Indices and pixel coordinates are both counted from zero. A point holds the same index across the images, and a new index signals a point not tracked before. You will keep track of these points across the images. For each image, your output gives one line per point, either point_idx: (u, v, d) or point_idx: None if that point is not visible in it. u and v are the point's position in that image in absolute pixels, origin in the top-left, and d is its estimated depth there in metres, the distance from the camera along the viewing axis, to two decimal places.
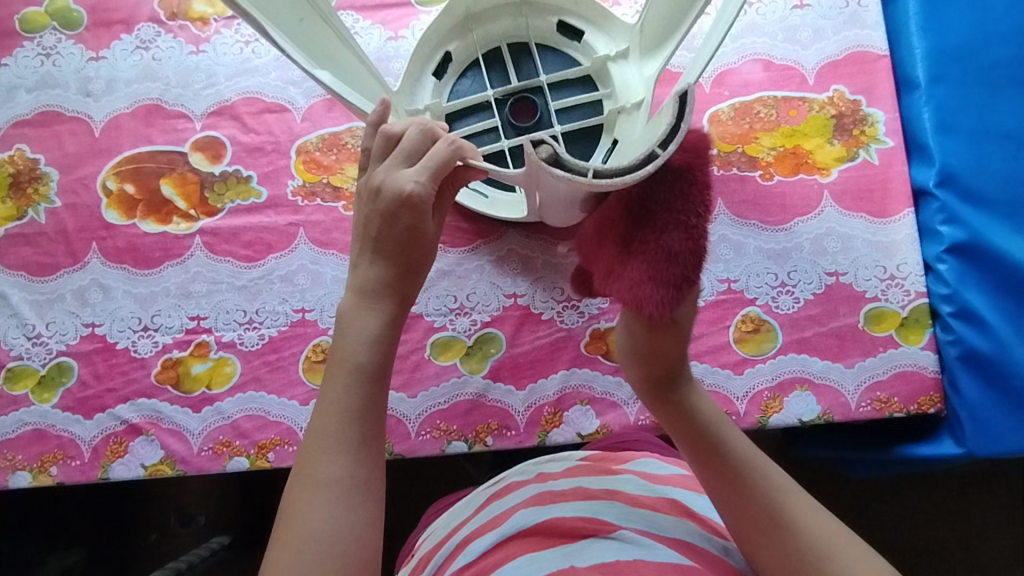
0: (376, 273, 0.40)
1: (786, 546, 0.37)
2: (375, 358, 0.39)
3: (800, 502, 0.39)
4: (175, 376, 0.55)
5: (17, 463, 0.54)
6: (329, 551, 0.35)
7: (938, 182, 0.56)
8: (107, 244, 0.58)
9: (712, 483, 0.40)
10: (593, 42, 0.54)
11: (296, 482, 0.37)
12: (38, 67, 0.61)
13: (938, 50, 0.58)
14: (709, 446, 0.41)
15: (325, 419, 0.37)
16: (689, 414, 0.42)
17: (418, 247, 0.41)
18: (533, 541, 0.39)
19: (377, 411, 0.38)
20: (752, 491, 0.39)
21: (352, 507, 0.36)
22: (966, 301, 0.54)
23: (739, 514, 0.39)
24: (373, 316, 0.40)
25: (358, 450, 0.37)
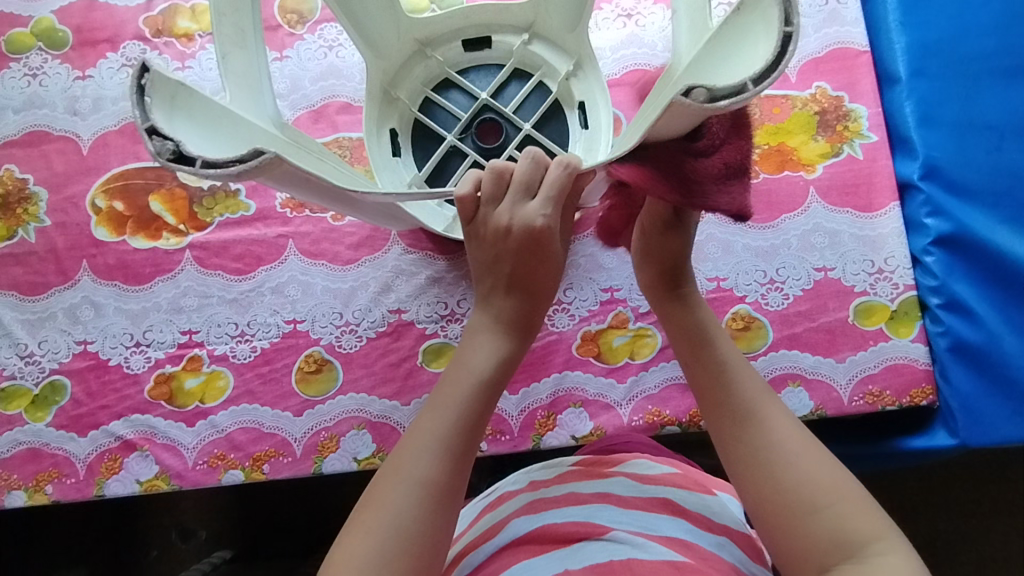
0: (507, 307, 0.42)
1: (749, 437, 0.40)
2: (494, 377, 0.40)
3: (773, 407, 0.41)
4: (168, 392, 0.55)
5: (11, 482, 0.54)
6: (394, 545, 0.35)
7: (923, 175, 0.56)
8: (97, 262, 0.58)
9: (696, 374, 0.44)
10: (502, 39, 0.54)
11: (387, 472, 0.38)
12: (24, 88, 0.61)
13: (917, 45, 0.58)
14: (699, 339, 0.45)
15: (430, 415, 0.39)
16: (686, 314, 0.46)
17: (540, 279, 0.41)
18: (525, 549, 0.39)
19: (480, 427, 0.39)
20: (731, 385, 0.42)
21: (431, 515, 0.36)
22: (955, 292, 0.54)
23: (713, 402, 0.42)
24: (492, 342, 0.41)
25: (447, 456, 0.38)
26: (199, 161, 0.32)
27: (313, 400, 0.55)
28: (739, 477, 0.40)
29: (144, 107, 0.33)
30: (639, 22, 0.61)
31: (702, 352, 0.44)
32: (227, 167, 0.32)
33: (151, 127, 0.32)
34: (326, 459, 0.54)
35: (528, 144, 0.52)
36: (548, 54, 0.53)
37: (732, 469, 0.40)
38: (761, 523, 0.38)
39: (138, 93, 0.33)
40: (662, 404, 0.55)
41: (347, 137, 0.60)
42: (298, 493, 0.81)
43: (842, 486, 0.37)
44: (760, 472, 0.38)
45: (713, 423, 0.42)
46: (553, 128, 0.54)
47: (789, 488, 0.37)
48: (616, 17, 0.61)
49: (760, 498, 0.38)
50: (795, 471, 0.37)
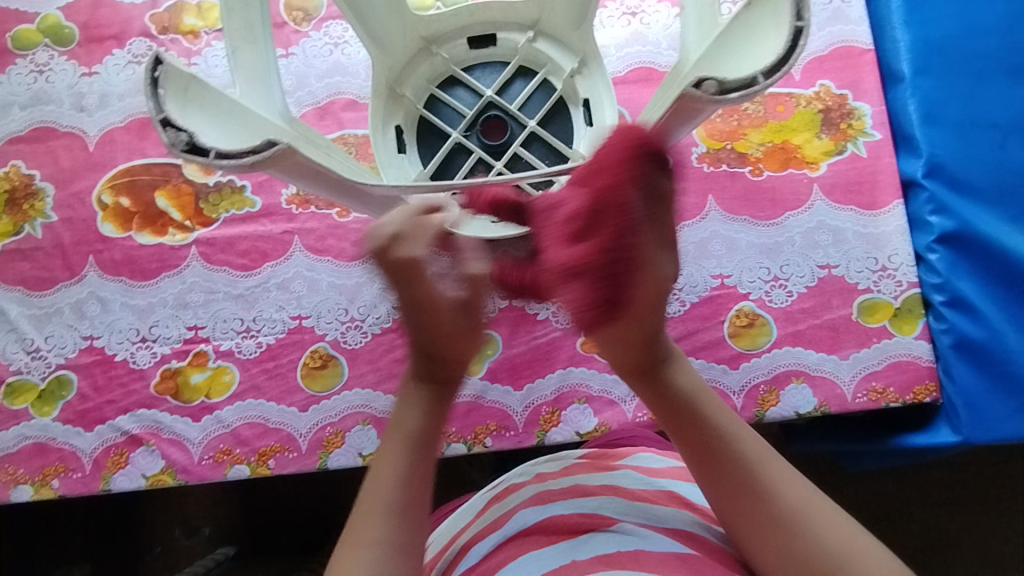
0: (417, 364, 0.44)
1: (757, 511, 0.37)
2: (424, 428, 0.42)
3: (777, 468, 0.39)
4: (174, 386, 0.56)
5: (18, 476, 0.55)
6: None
7: (926, 172, 0.57)
8: (103, 257, 0.58)
9: (693, 459, 0.40)
10: (506, 37, 0.54)
11: (347, 545, 0.38)
12: (31, 84, 0.61)
13: (922, 43, 0.58)
14: (688, 412, 0.40)
15: (376, 485, 0.40)
16: (669, 393, 0.41)
17: (460, 348, 0.43)
18: (534, 539, 0.39)
19: (422, 475, 0.41)
20: (731, 460, 0.38)
21: (401, 571, 0.37)
22: (958, 290, 0.54)
23: (711, 482, 0.39)
24: (417, 397, 0.43)
25: (400, 516, 0.38)
26: (213, 151, 0.33)
27: (319, 395, 0.55)
28: (753, 548, 0.38)
29: (159, 99, 0.34)
30: (644, 20, 0.61)
31: (691, 434, 0.40)
32: (240, 156, 0.33)
33: (165, 118, 0.33)
34: (332, 454, 0.55)
35: (533, 141, 0.53)
36: (552, 51, 0.54)
37: (743, 539, 0.38)
38: None
39: (152, 86, 0.34)
40: None
41: (352, 133, 0.60)
42: (302, 490, 0.81)
43: (861, 545, 0.36)
44: (779, 547, 0.37)
45: (713, 497, 0.39)
46: (557, 125, 0.54)
47: (808, 556, 0.36)
48: (621, 15, 0.62)
49: (776, 564, 0.37)
50: (810, 538, 0.36)
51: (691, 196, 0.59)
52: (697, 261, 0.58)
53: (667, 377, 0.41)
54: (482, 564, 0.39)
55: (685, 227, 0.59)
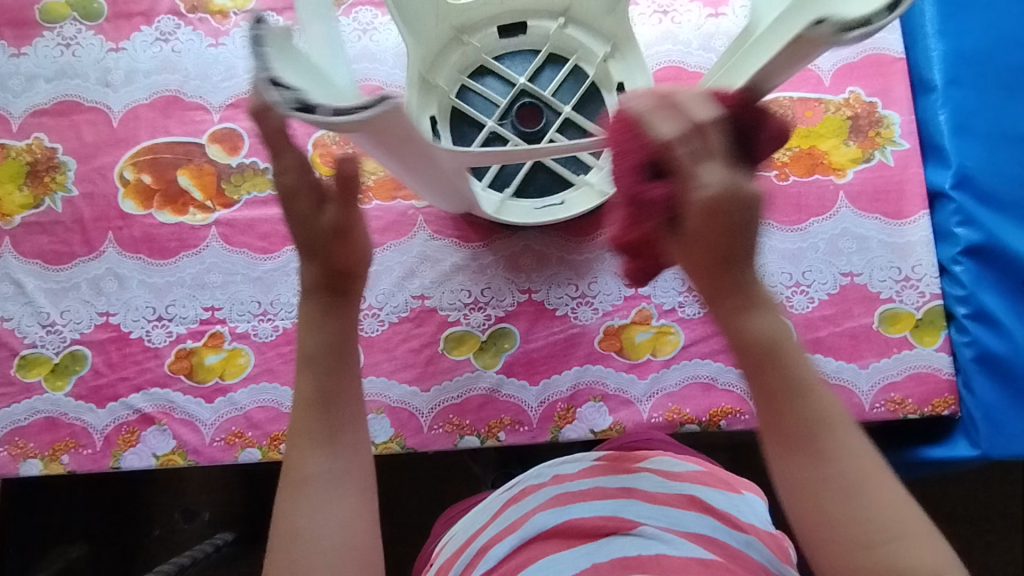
0: (312, 272, 0.44)
1: (812, 469, 0.35)
2: (329, 347, 0.42)
3: (845, 433, 0.35)
4: (188, 366, 0.55)
5: (28, 450, 0.54)
6: (322, 545, 0.37)
7: (954, 184, 0.56)
8: (122, 234, 0.58)
9: (760, 401, 0.36)
10: (537, 25, 0.54)
11: (284, 508, 0.39)
12: (57, 57, 0.61)
13: (954, 54, 0.58)
14: (771, 355, 0.36)
15: (299, 416, 0.41)
16: (748, 330, 0.36)
17: (342, 255, 0.44)
18: (553, 542, 0.39)
19: (336, 401, 0.41)
20: (807, 415, 0.35)
21: (340, 498, 0.39)
22: (982, 303, 0.54)
23: (774, 431, 0.36)
24: (309, 310, 0.43)
25: (331, 443, 0.40)
26: (327, 108, 0.33)
27: None
28: (801, 509, 0.35)
29: (265, 62, 0.34)
30: (675, 19, 0.61)
31: (766, 374, 0.36)
32: (356, 112, 0.33)
33: (272, 77, 0.34)
34: None
35: (568, 126, 0.53)
36: (584, 37, 0.54)
37: (796, 498, 0.35)
38: (813, 547, 0.35)
39: (258, 46, 0.35)
40: (683, 402, 0.55)
41: None
42: None
43: (915, 528, 0.34)
44: (833, 513, 0.34)
45: (776, 447, 0.36)
46: (593, 110, 0.54)
47: (851, 527, 0.34)
48: (652, 12, 0.61)
49: (810, 527, 0.35)
50: (856, 510, 0.34)
51: None
52: None
53: (746, 307, 0.36)
54: (501, 566, 0.39)
55: None
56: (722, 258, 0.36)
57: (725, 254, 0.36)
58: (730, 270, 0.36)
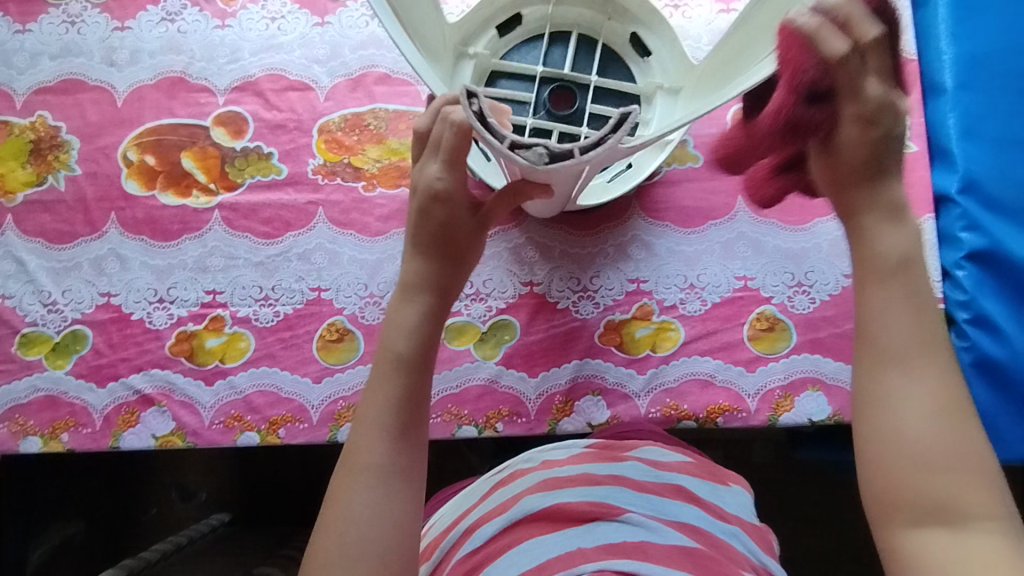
0: (419, 266, 0.45)
1: (896, 385, 0.39)
2: (415, 349, 0.43)
3: (937, 362, 0.40)
4: (189, 349, 0.55)
5: (28, 428, 0.54)
6: (371, 530, 0.38)
7: (960, 189, 0.56)
8: (125, 215, 0.58)
9: (867, 313, 0.41)
10: (530, 12, 0.53)
11: (334, 495, 0.39)
12: (62, 34, 0.61)
13: (966, 57, 0.57)
14: (887, 269, 0.41)
15: (370, 406, 0.41)
16: (866, 238, 0.43)
17: (456, 244, 0.46)
18: (540, 525, 0.39)
19: (416, 402, 0.42)
20: (909, 328, 0.40)
21: (391, 491, 0.39)
22: (982, 309, 0.54)
23: (868, 342, 0.41)
24: (412, 307, 0.44)
25: (398, 437, 0.40)
26: (576, 150, 0.37)
27: (333, 368, 0.55)
28: (867, 429, 0.40)
29: (493, 130, 0.38)
30: (686, 13, 0.61)
31: (881, 287, 0.41)
32: (603, 141, 0.37)
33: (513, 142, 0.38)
34: (342, 428, 0.54)
35: (601, 94, 0.52)
36: (580, 7, 0.53)
37: (864, 421, 0.40)
38: (869, 460, 0.39)
39: (482, 119, 0.38)
40: (680, 398, 0.55)
41: (383, 108, 0.60)
42: (299, 463, 0.81)
43: (980, 465, 0.38)
44: (907, 428, 0.38)
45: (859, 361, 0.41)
46: (613, 74, 0.54)
47: (910, 444, 0.38)
48: (663, 6, 0.61)
49: (885, 446, 0.39)
50: (937, 434, 0.38)
51: (720, 196, 0.59)
52: (722, 262, 0.57)
53: (881, 223, 0.43)
54: (487, 546, 0.40)
55: (711, 226, 0.58)
56: (862, 176, 0.43)
57: (866, 167, 0.42)
58: (872, 183, 0.43)
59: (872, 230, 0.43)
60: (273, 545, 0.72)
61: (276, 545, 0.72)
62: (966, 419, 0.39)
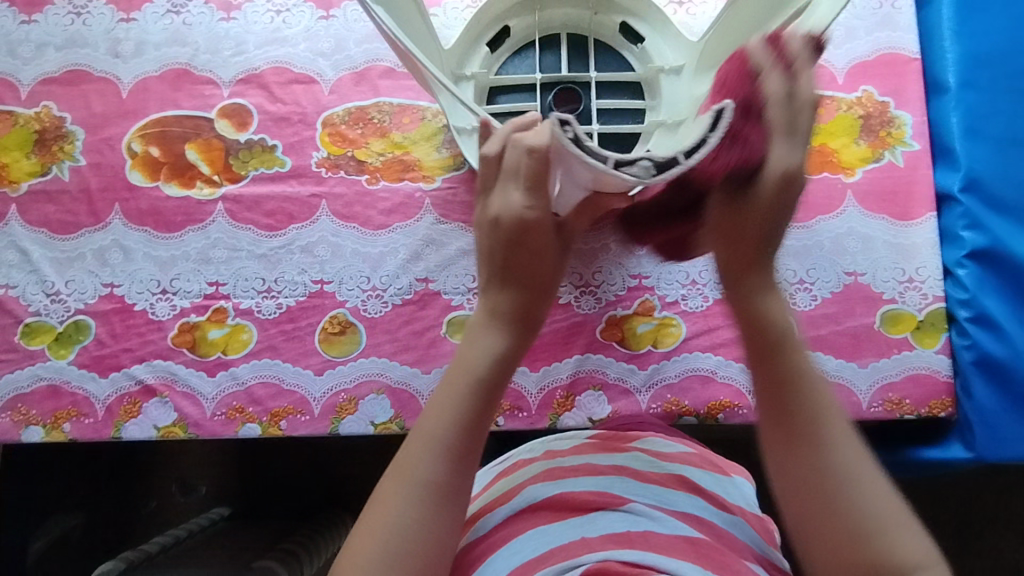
0: (504, 295, 0.42)
1: (807, 461, 0.38)
2: (491, 373, 0.40)
3: (835, 424, 0.38)
4: (191, 340, 0.56)
5: (30, 417, 0.54)
6: (410, 546, 0.36)
7: (963, 187, 0.56)
8: (129, 206, 0.58)
9: (762, 392, 0.40)
10: (517, 23, 0.54)
11: (377, 499, 0.38)
12: (67, 26, 0.61)
13: (970, 56, 0.57)
14: (773, 345, 0.40)
15: (431, 418, 0.39)
16: (759, 311, 0.40)
17: (541, 273, 0.43)
18: (544, 513, 0.39)
19: (479, 427, 0.39)
20: (798, 403, 0.38)
21: (437, 513, 0.37)
22: (984, 307, 0.54)
23: (776, 424, 0.39)
24: (494, 336, 0.41)
25: (455, 458, 0.38)
26: (682, 155, 0.36)
27: (335, 361, 0.55)
28: (792, 504, 0.38)
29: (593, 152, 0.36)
30: (690, 10, 0.60)
31: (768, 368, 0.39)
32: (707, 140, 0.36)
33: (617, 160, 0.35)
34: (343, 420, 0.54)
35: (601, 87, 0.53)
36: (564, 8, 0.53)
37: (786, 497, 0.39)
38: (802, 542, 0.38)
39: (579, 144, 0.35)
40: (681, 394, 0.55)
41: (387, 102, 0.60)
42: (299, 452, 0.82)
43: (900, 518, 0.36)
44: (823, 501, 0.37)
45: (767, 433, 0.39)
46: (610, 65, 0.54)
47: (838, 516, 0.36)
48: (667, 2, 0.61)
49: (810, 525, 0.37)
50: (857, 499, 0.36)
51: None
52: None
53: (764, 297, 0.41)
54: (490, 534, 0.40)
55: None
56: (755, 240, 0.40)
57: (759, 236, 0.40)
58: (755, 256, 0.40)
59: (761, 303, 0.40)
60: (273, 537, 0.73)
61: (276, 538, 0.72)
62: (873, 469, 0.38)
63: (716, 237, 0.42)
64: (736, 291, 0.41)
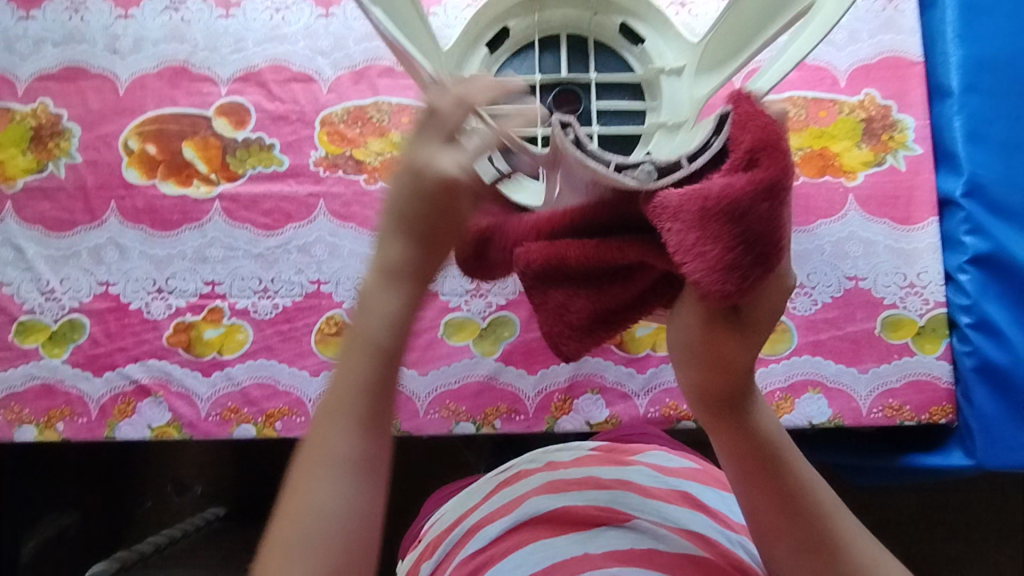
0: (405, 250, 0.36)
1: (833, 575, 0.36)
2: (394, 329, 0.35)
3: (843, 522, 0.37)
4: (186, 340, 0.55)
5: (23, 416, 0.54)
6: (329, 534, 0.31)
7: (965, 192, 0.56)
8: (125, 204, 0.58)
9: (767, 521, 0.37)
10: (515, 23, 0.53)
11: (286, 496, 0.32)
12: (65, 22, 0.60)
13: (974, 60, 0.57)
14: (767, 467, 0.37)
15: (337, 388, 0.34)
16: (748, 437, 0.37)
17: (446, 238, 0.36)
18: (544, 527, 0.38)
19: (389, 387, 0.34)
20: (804, 522, 0.36)
21: (357, 488, 0.32)
22: (985, 313, 0.53)
23: (791, 547, 0.36)
24: (394, 288, 0.35)
25: (367, 426, 0.33)
26: (686, 158, 0.30)
27: (331, 362, 0.55)
28: None
29: (593, 155, 0.31)
30: (692, 11, 0.61)
31: (763, 498, 0.36)
32: (709, 144, 0.29)
33: (618, 164, 0.31)
34: None
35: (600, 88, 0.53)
36: (564, 8, 0.53)
37: None
38: None
39: (578, 145, 0.32)
40: (680, 398, 0.54)
41: (386, 101, 0.60)
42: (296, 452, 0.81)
43: None
44: None
45: (783, 561, 0.37)
46: (610, 65, 0.53)
47: None
48: (670, 4, 0.61)
49: None
50: None
51: None
52: None
53: (746, 416, 0.37)
54: (490, 546, 0.39)
55: None
56: (730, 363, 0.35)
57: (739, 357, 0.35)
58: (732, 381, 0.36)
59: (748, 424, 0.37)
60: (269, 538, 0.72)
61: None
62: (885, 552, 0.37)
63: (689, 359, 0.36)
64: (721, 423, 0.37)
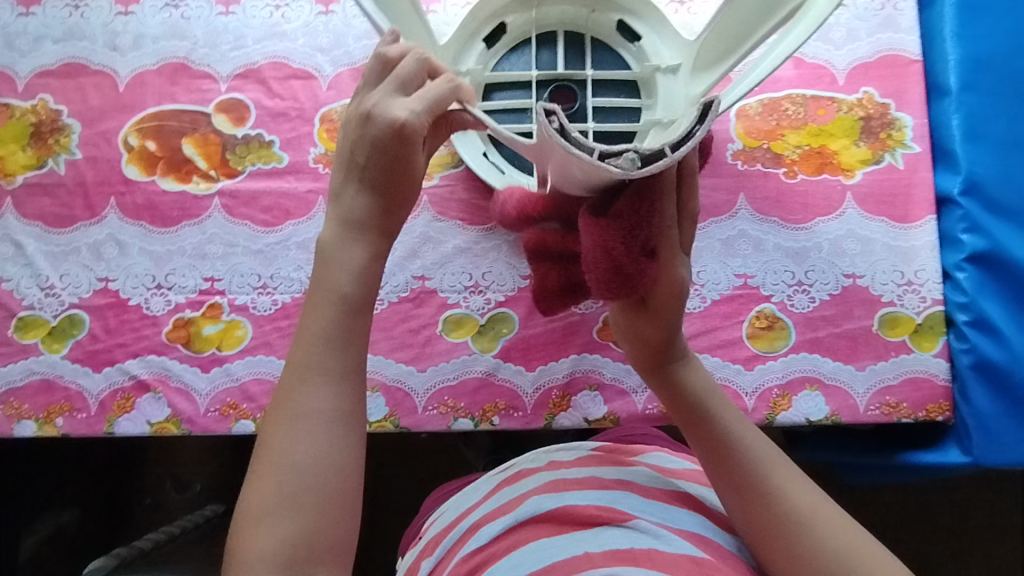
0: (362, 203, 0.38)
1: (766, 514, 0.40)
2: (359, 288, 0.37)
3: (779, 471, 0.41)
4: (186, 336, 0.55)
5: (23, 412, 0.54)
6: (309, 484, 0.34)
7: (963, 190, 0.56)
8: (125, 200, 0.58)
9: (706, 462, 0.43)
10: (514, 20, 0.53)
11: (263, 450, 0.35)
12: (65, 18, 0.61)
13: (971, 59, 0.57)
14: (698, 415, 0.43)
15: (302, 347, 0.36)
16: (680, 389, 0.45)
17: (402, 192, 0.39)
18: (545, 527, 0.39)
19: (357, 342, 0.37)
20: (734, 462, 0.41)
21: (330, 437, 0.35)
22: (982, 311, 0.54)
23: (726, 486, 0.41)
24: (357, 245, 0.38)
25: (342, 379, 0.36)
26: (669, 147, 0.32)
27: None
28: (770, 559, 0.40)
29: (578, 142, 0.32)
30: (691, 9, 0.60)
31: (698, 439, 0.43)
32: (693, 132, 0.31)
33: (603, 151, 0.32)
34: None
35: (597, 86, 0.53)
36: (562, 5, 0.53)
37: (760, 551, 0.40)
38: None
39: (564, 134, 0.32)
40: None
41: None
42: None
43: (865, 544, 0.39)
44: (789, 546, 0.39)
45: (725, 503, 0.41)
46: (608, 63, 0.54)
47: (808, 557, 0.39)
48: (669, 2, 0.60)
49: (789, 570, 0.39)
50: (819, 540, 0.39)
51: (722, 193, 0.58)
52: (722, 258, 0.57)
53: (683, 372, 0.45)
54: (491, 545, 0.39)
55: (714, 223, 0.58)
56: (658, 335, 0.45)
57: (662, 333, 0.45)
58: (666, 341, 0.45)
59: (680, 377, 0.45)
60: None
61: None
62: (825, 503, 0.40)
63: (624, 334, 0.47)
64: (658, 377, 0.46)
